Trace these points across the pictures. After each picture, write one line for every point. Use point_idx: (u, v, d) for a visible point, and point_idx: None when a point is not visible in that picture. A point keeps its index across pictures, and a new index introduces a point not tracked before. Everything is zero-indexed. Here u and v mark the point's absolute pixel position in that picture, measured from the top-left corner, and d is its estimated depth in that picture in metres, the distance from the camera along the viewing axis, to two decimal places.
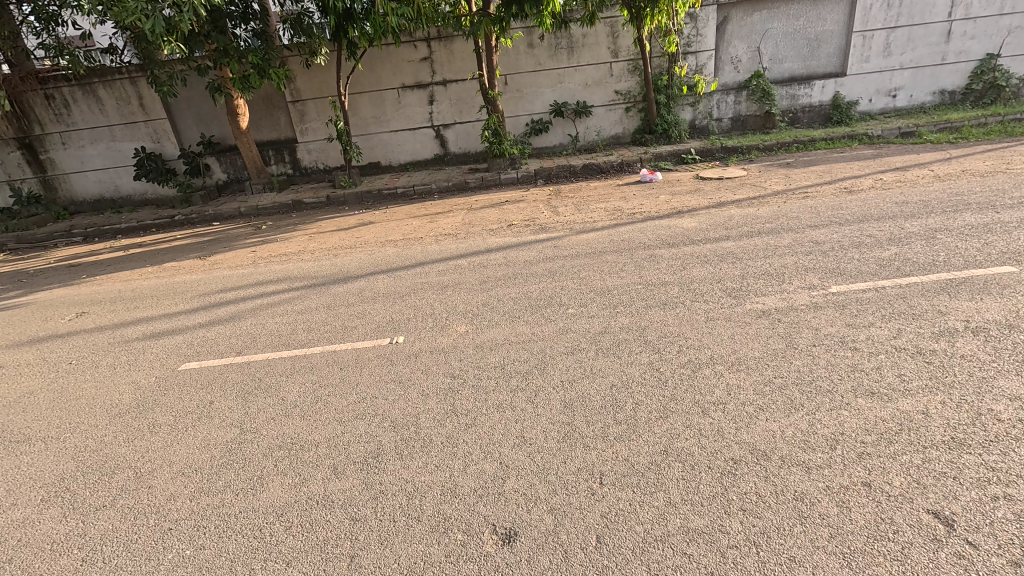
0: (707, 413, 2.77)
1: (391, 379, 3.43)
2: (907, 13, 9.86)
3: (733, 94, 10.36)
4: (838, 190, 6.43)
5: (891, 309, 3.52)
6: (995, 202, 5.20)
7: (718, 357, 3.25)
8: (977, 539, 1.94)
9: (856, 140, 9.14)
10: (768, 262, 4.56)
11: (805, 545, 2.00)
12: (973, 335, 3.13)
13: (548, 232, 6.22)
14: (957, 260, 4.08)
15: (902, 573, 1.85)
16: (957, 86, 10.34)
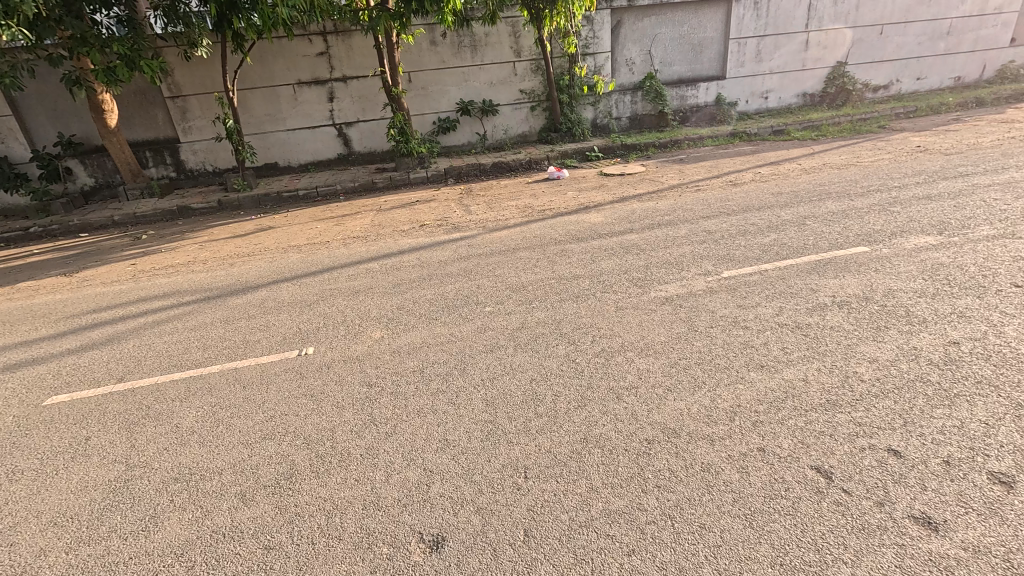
0: (621, 399, 2.90)
1: (302, 393, 3.23)
2: (772, 24, 10.99)
3: (630, 95, 10.95)
4: (725, 183, 7.02)
5: (774, 289, 3.92)
6: (850, 191, 5.96)
7: (629, 344, 3.43)
8: (851, 487, 2.21)
9: (736, 138, 10.06)
10: (668, 252, 4.88)
11: (713, 512, 2.16)
12: (839, 308, 3.56)
13: (461, 232, 6.19)
14: (823, 243, 4.62)
15: (794, 525, 2.07)
16: (816, 90, 11.73)
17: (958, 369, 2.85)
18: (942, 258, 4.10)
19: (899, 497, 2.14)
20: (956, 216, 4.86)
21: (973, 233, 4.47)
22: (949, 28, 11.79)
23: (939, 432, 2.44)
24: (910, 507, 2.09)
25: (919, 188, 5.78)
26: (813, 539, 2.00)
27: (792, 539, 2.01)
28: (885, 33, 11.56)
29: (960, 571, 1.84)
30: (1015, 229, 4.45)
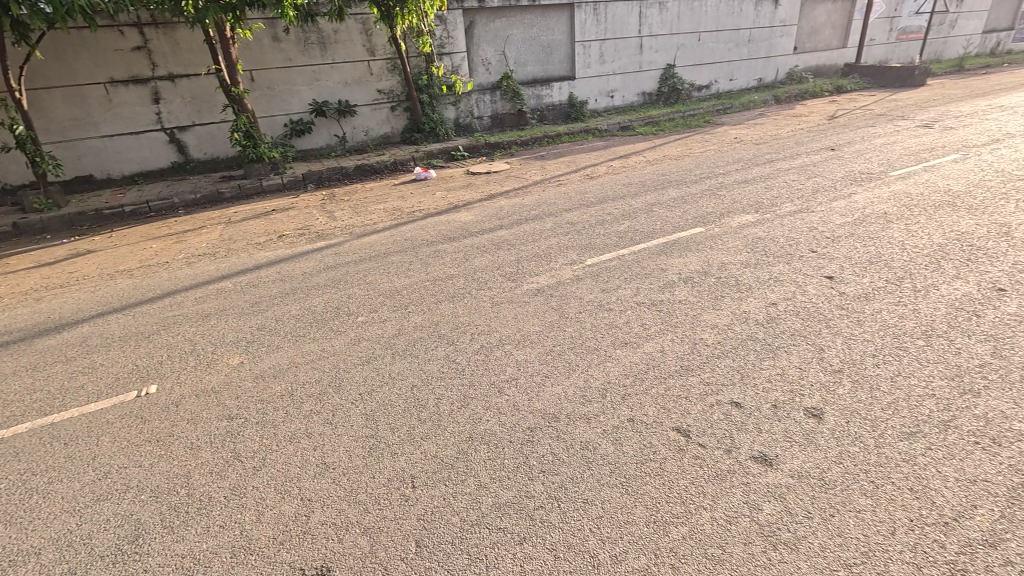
0: (503, 392, 2.96)
1: (146, 440, 2.79)
2: (611, 29, 11.97)
3: (489, 94, 11.18)
4: (583, 177, 7.50)
5: (631, 272, 4.29)
6: (686, 179, 6.72)
7: (506, 338, 3.50)
8: (705, 440, 2.50)
9: (590, 134, 10.80)
10: (536, 245, 5.08)
11: (593, 485, 2.30)
12: (685, 284, 4.00)
13: (326, 240, 5.84)
14: (668, 227, 5.15)
15: (662, 484, 2.28)
16: (653, 89, 13.04)
17: (778, 325, 3.37)
18: (759, 233, 4.81)
19: (742, 442, 2.47)
20: (767, 196, 5.74)
21: (780, 210, 5.30)
22: (750, 36, 13.86)
23: (767, 380, 2.86)
24: (750, 449, 2.43)
25: (738, 174, 6.71)
26: (678, 494, 2.23)
27: (662, 496, 2.22)
28: (702, 40, 13.23)
29: (790, 495, 2.18)
30: (809, 205, 5.38)
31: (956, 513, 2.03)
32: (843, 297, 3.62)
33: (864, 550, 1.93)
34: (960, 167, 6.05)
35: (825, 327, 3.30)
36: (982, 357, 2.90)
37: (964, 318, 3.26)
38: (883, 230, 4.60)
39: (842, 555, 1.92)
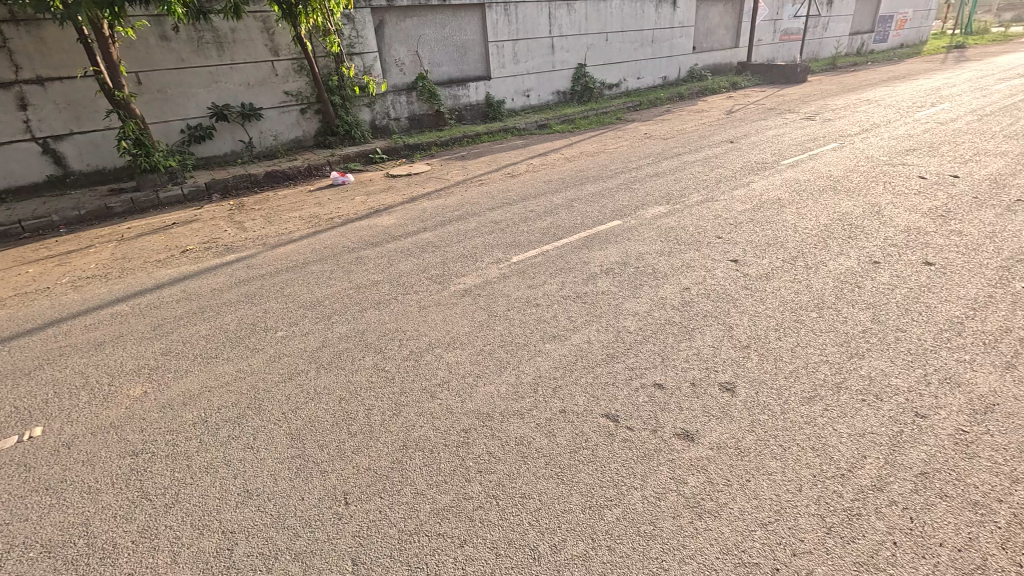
0: (435, 396, 2.93)
1: (33, 490, 2.48)
2: (522, 29, 12.15)
3: (405, 95, 10.97)
4: (504, 175, 7.57)
5: (555, 267, 4.38)
6: (603, 174, 6.98)
7: (436, 341, 3.46)
8: (632, 423, 2.61)
9: (509, 133, 10.91)
10: (462, 245, 5.06)
11: (530, 479, 2.34)
12: (607, 275, 4.16)
13: (237, 252, 5.47)
14: (589, 221, 5.32)
15: (595, 470, 2.36)
16: (566, 88, 13.41)
17: (692, 308, 3.59)
18: (671, 222, 5.09)
19: (666, 422, 2.60)
20: (677, 188, 6.08)
21: (689, 200, 5.64)
22: (653, 37, 14.63)
23: (685, 361, 3.04)
24: (673, 427, 2.57)
25: (650, 167, 7.06)
26: (611, 478, 2.31)
27: (596, 482, 2.29)
28: (610, 40, 13.79)
29: (710, 466, 2.33)
30: (713, 194, 5.76)
31: (850, 465, 2.27)
32: (748, 278, 3.92)
33: (777, 508, 2.10)
34: (838, 155, 6.75)
35: (733, 307, 3.56)
36: (864, 323, 3.25)
37: (848, 290, 3.64)
38: (778, 215, 5.03)
39: (758, 515, 2.08)
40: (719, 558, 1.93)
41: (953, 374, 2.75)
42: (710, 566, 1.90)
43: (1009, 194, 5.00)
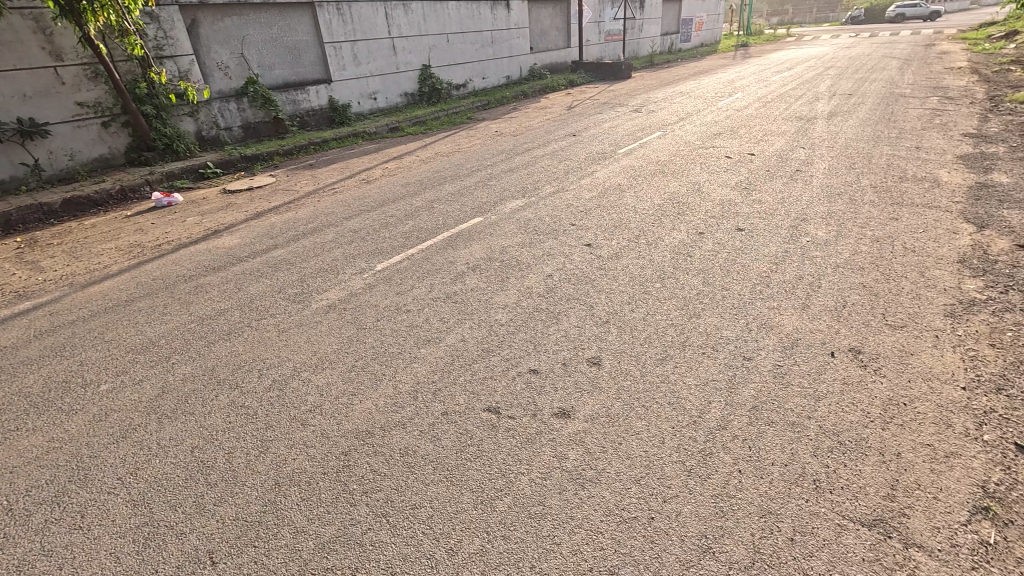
0: (307, 423, 2.72)
1: None
2: (359, 29, 11.72)
3: (234, 102, 9.95)
4: (359, 181, 7.26)
5: (422, 270, 4.33)
6: (459, 173, 7.04)
7: (301, 365, 3.21)
8: (513, 412, 2.69)
9: (359, 138, 10.49)
10: (320, 259, 4.75)
11: (419, 488, 2.28)
12: (474, 272, 4.21)
13: (34, 298, 4.52)
14: (450, 221, 5.34)
15: (483, 466, 2.38)
16: (414, 89, 13.28)
17: (556, 293, 3.79)
18: (528, 214, 5.32)
19: (544, 404, 2.72)
20: (530, 181, 6.37)
21: (542, 193, 5.94)
22: (492, 38, 15.09)
23: (555, 344, 3.21)
24: (551, 407, 2.69)
25: (504, 164, 7.29)
26: (498, 469, 2.35)
27: (484, 477, 2.32)
28: (451, 41, 13.93)
29: (587, 438, 2.49)
30: (564, 185, 6.14)
31: (699, 412, 2.58)
32: (601, 259, 4.25)
33: (646, 463, 2.32)
34: (663, 142, 7.61)
35: (592, 287, 3.84)
36: (698, 286, 3.72)
37: (682, 259, 4.14)
38: (620, 199, 5.53)
39: (632, 473, 2.28)
40: (603, 521, 2.07)
41: (766, 319, 3.28)
42: (596, 530, 2.04)
43: (790, 166, 6.08)
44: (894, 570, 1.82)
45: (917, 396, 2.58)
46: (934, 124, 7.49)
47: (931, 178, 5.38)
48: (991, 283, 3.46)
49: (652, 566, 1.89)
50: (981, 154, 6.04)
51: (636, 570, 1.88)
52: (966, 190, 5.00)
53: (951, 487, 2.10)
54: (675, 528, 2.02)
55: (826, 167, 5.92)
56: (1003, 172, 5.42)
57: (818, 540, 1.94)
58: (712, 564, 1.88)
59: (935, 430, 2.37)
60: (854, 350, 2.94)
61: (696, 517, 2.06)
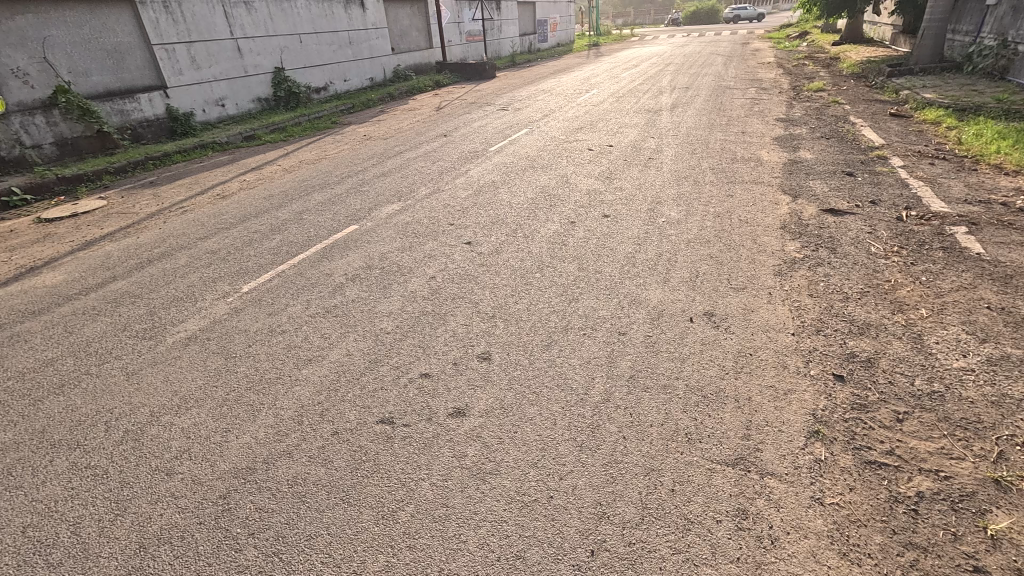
0: (174, 471, 2.42)
1: None
2: (195, 29, 10.56)
3: (41, 115, 8.44)
4: (213, 197, 6.58)
5: (295, 286, 4.05)
6: (328, 181, 6.68)
7: (161, 408, 2.85)
8: (408, 420, 2.63)
9: (208, 149, 9.50)
10: (173, 286, 4.23)
11: (313, 516, 2.15)
12: (353, 282, 4.04)
13: None
14: (323, 231, 5.06)
15: (381, 480, 2.30)
16: (267, 94, 12.34)
17: (441, 295, 3.78)
18: (406, 218, 5.22)
19: (438, 406, 2.71)
20: (405, 184, 6.25)
21: (418, 195, 5.87)
22: (349, 39, 14.50)
23: (444, 345, 3.20)
24: (446, 409, 2.69)
25: (375, 168, 7.06)
26: (397, 480, 2.30)
27: (383, 491, 2.24)
28: (304, 42, 13.14)
29: (484, 432, 2.52)
30: (439, 186, 6.12)
31: (585, 389, 2.74)
32: (482, 256, 4.32)
33: (541, 446, 2.42)
34: (531, 138, 7.91)
35: (475, 285, 3.88)
36: (574, 273, 3.94)
37: (558, 249, 4.35)
38: (495, 196, 5.64)
39: (529, 458, 2.36)
40: (506, 509, 2.12)
41: (636, 296, 3.57)
42: (500, 520, 2.08)
43: (644, 155, 6.67)
44: (754, 499, 2.10)
45: (759, 346, 2.99)
46: (754, 112, 8.67)
47: (756, 158, 6.23)
48: (806, 244, 4.11)
49: (555, 543, 1.97)
50: (790, 136, 7.13)
51: (541, 551, 1.95)
52: (782, 167, 5.87)
53: (790, 418, 2.48)
54: (572, 502, 2.14)
55: (674, 154, 6.58)
56: (807, 149, 6.45)
57: (694, 486, 2.17)
58: (608, 528, 2.02)
59: (775, 373, 2.77)
60: (709, 313, 3.32)
61: (590, 487, 2.19)
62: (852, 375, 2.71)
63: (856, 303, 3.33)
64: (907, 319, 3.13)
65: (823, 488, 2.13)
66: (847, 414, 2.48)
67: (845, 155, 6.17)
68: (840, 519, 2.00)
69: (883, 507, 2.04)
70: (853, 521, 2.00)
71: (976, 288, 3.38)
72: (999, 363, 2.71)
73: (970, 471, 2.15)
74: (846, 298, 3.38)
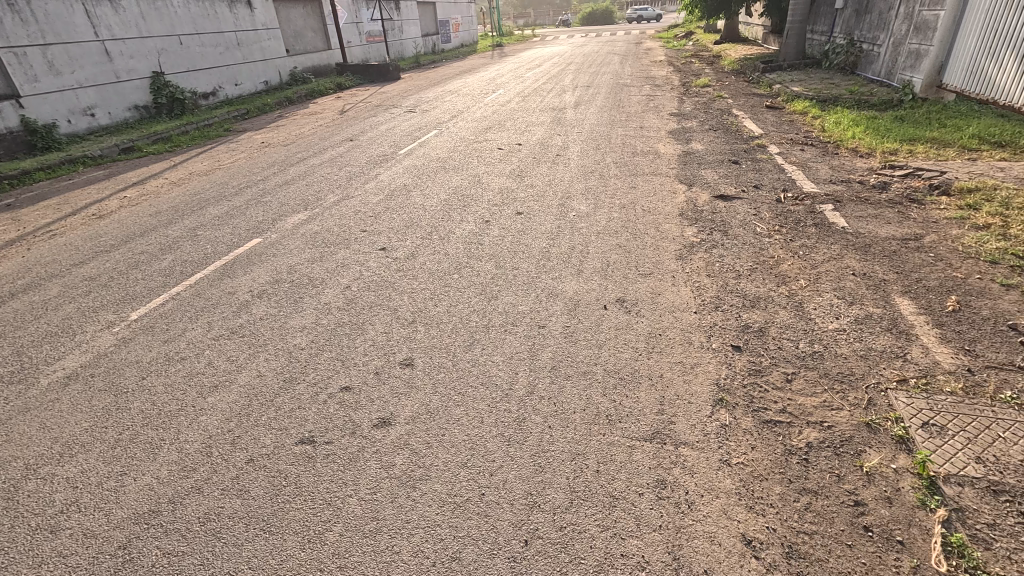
0: (61, 527, 2.15)
1: None
2: (51, 30, 9.37)
3: None
4: (87, 218, 5.88)
5: (193, 308, 3.74)
6: (224, 193, 6.22)
7: (39, 459, 2.52)
8: (330, 436, 2.53)
9: (78, 164, 8.49)
10: (44, 321, 3.75)
11: (231, 552, 2.01)
12: (260, 299, 3.80)
13: None
14: (222, 247, 4.71)
15: (304, 503, 2.19)
16: (146, 101, 11.24)
17: (358, 304, 3.66)
18: (314, 227, 4.99)
19: (361, 419, 2.63)
20: (310, 192, 5.97)
21: (326, 202, 5.63)
22: (237, 40, 13.56)
23: (363, 355, 3.11)
24: (369, 420, 2.61)
25: (277, 177, 6.68)
26: (322, 500, 2.20)
27: (308, 514, 2.14)
28: (185, 44, 12.10)
29: (410, 439, 2.48)
30: (348, 192, 5.91)
31: (509, 385, 2.79)
32: (397, 261, 4.23)
33: (470, 445, 2.43)
34: (440, 140, 7.86)
35: (393, 291, 3.80)
36: (492, 271, 3.97)
37: (474, 248, 4.36)
38: (408, 199, 5.55)
39: (458, 459, 2.36)
40: (438, 513, 2.11)
41: (552, 289, 3.68)
42: (433, 525, 2.06)
43: (552, 152, 6.86)
44: (671, 469, 2.25)
45: (667, 326, 3.20)
46: (650, 108, 9.22)
47: (654, 151, 6.63)
48: (702, 228, 4.45)
49: (489, 539, 1.99)
50: (683, 129, 7.66)
51: (476, 549, 1.96)
52: (677, 159, 6.29)
53: (698, 390, 2.68)
54: (504, 497, 2.17)
55: (580, 150, 6.84)
56: (698, 141, 6.97)
57: (617, 464, 2.28)
58: (540, 516, 2.07)
59: (682, 349, 2.98)
60: (621, 300, 3.50)
61: (520, 480, 2.24)
62: (748, 344, 2.99)
63: (747, 279, 3.65)
64: (789, 289, 3.49)
65: (729, 450, 2.32)
66: (745, 380, 2.72)
67: (731, 145, 6.74)
68: (745, 476, 2.20)
69: (780, 460, 2.27)
70: (756, 476, 2.20)
71: (843, 258, 3.84)
72: (864, 322, 3.10)
73: (847, 418, 2.45)
74: (738, 276, 3.70)
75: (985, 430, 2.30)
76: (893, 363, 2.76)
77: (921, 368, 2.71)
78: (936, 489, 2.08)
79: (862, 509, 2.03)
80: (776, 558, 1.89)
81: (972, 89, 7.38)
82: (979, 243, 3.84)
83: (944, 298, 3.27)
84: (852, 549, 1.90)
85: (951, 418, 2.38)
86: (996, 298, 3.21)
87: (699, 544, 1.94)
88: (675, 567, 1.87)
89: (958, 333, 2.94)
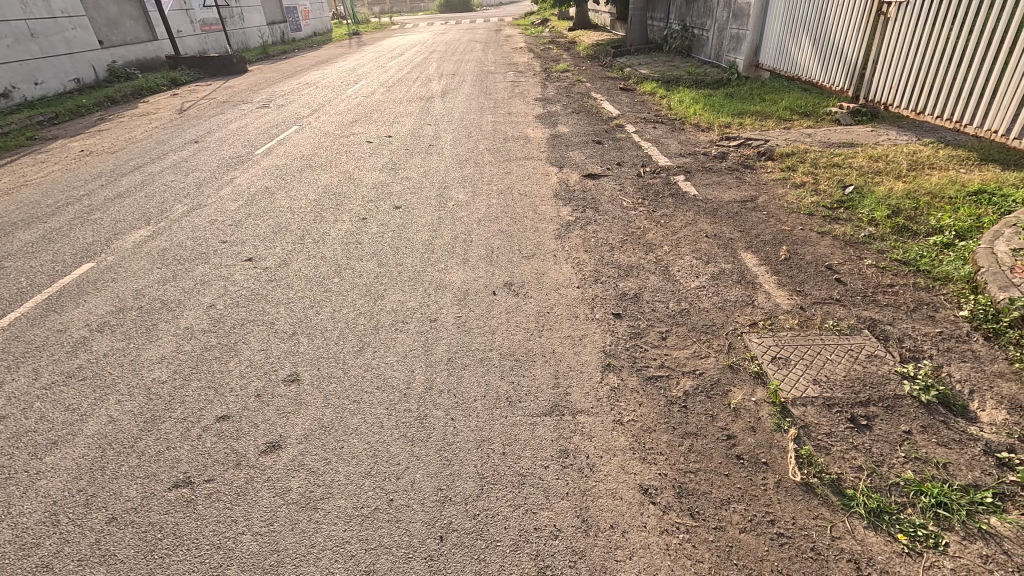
0: None
1: None
2: None
3: None
4: None
5: (12, 355, 3.11)
6: (36, 214, 5.21)
7: None
8: (210, 474, 2.27)
9: None
10: None
11: None
12: (103, 332, 3.28)
13: None
14: (42, 278, 3.96)
15: (189, 552, 1.95)
16: None
17: (226, 323, 3.31)
18: (160, 244, 4.38)
19: (245, 448, 2.39)
20: (152, 204, 5.22)
21: (173, 213, 4.99)
22: (30, 30, 11.33)
23: (241, 378, 2.83)
24: (256, 447, 2.39)
25: (106, 189, 5.75)
26: (209, 545, 1.98)
27: (194, 561, 1.92)
28: None
29: (306, 458, 2.32)
30: (199, 200, 5.27)
31: (406, 384, 2.72)
32: (268, 271, 3.89)
33: (372, 452, 2.33)
34: (302, 136, 7.32)
35: (266, 303, 3.50)
36: (375, 270, 3.82)
37: (353, 249, 4.15)
38: (272, 203, 5.11)
39: (361, 469, 2.26)
40: (346, 530, 2.00)
41: (439, 282, 3.63)
42: (342, 543, 1.96)
43: (424, 142, 6.73)
44: (572, 437, 2.37)
45: (554, 303, 3.33)
46: (516, 94, 9.41)
47: (524, 136, 6.80)
48: (576, 207, 4.67)
49: (403, 543, 1.94)
50: (549, 113, 7.95)
51: (392, 560, 1.89)
52: (546, 142, 6.52)
53: (587, 359, 2.84)
54: (414, 497, 2.12)
55: (451, 139, 6.79)
56: (563, 124, 7.28)
57: (520, 443, 2.35)
58: (452, 510, 2.06)
59: (570, 324, 3.13)
60: (507, 284, 3.56)
61: (428, 477, 2.20)
62: (626, 311, 3.22)
63: (619, 251, 3.92)
64: (656, 256, 3.82)
65: (620, 411, 2.50)
66: (628, 345, 2.93)
67: (593, 127, 7.13)
68: (637, 432, 2.38)
69: (664, 413, 2.48)
70: (645, 430, 2.39)
71: (697, 222, 4.28)
72: (719, 277, 3.50)
73: (714, 364, 2.75)
74: (612, 248, 3.96)
75: (818, 356, 2.73)
76: (744, 311, 3.15)
77: (766, 311, 3.14)
78: (787, 413, 2.43)
79: (733, 441, 2.31)
80: (669, 498, 2.08)
81: (782, 68, 8.58)
82: (799, 199, 4.50)
83: (778, 249, 3.79)
84: (729, 478, 2.15)
85: (793, 350, 2.78)
86: (815, 244, 3.81)
87: (604, 502, 2.08)
88: (585, 529, 1.98)
89: (790, 278, 3.44)
